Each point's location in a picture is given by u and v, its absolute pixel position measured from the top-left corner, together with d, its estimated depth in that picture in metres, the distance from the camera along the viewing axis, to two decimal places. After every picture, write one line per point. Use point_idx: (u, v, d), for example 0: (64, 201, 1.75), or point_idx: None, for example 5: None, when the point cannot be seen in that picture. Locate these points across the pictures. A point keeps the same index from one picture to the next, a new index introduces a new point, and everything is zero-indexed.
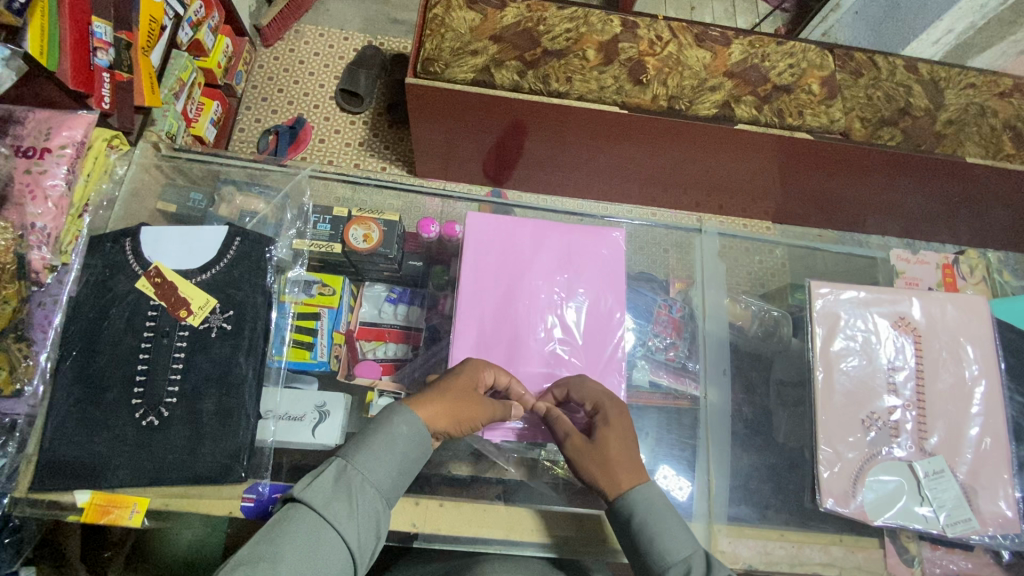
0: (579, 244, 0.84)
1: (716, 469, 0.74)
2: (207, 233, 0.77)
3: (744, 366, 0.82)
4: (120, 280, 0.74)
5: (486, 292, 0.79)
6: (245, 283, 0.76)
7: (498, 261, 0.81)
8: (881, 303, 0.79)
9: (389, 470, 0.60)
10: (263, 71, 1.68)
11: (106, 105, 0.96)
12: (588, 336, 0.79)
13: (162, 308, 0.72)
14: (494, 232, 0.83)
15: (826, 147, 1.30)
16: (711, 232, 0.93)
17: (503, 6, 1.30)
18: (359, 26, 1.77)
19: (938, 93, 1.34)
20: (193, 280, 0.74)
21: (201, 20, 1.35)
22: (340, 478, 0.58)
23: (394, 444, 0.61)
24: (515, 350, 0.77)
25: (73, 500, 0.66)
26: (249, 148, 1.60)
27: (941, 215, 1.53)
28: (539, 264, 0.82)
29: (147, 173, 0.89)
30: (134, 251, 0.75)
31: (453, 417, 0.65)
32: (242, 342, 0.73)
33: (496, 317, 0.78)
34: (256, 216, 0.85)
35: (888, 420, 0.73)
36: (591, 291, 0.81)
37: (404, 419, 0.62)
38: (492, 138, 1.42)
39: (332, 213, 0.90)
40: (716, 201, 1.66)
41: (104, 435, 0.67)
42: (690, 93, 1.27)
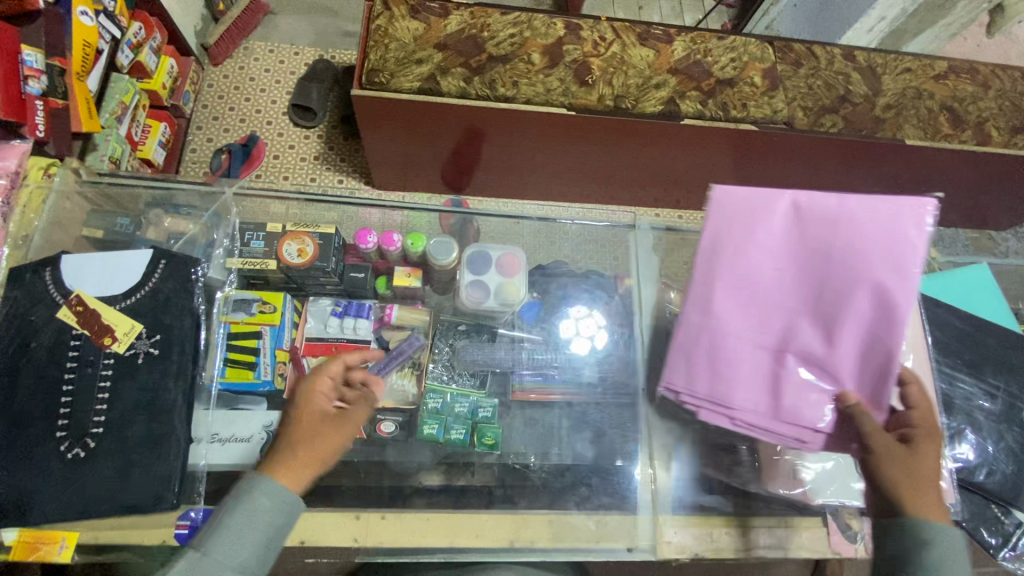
0: (853, 220, 0.63)
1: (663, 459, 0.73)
2: (130, 257, 0.76)
3: None
4: (40, 309, 0.72)
5: (724, 260, 0.66)
6: (172, 306, 0.75)
7: (745, 233, 0.66)
8: None
9: (252, 548, 0.57)
10: (213, 89, 1.66)
11: (41, 133, 0.98)
12: (835, 332, 0.62)
13: (85, 336, 0.71)
14: (736, 200, 0.67)
15: (772, 137, 1.33)
16: (644, 226, 0.89)
17: (446, 14, 1.30)
18: (310, 41, 1.77)
19: (875, 79, 1.38)
20: (117, 306, 0.73)
21: (141, 42, 1.33)
22: (192, 568, 0.55)
23: (254, 519, 0.58)
24: (757, 332, 0.64)
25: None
26: (201, 169, 1.57)
27: (888, 196, 1.58)
28: (803, 242, 0.65)
29: (69, 201, 0.86)
30: (55, 281, 0.73)
31: (311, 457, 0.62)
32: (172, 366, 0.72)
33: (740, 297, 0.65)
34: (183, 238, 0.83)
35: None
36: (855, 277, 0.62)
37: (261, 489, 0.59)
38: (446, 146, 1.42)
39: (267, 229, 0.88)
40: (673, 196, 1.69)
41: (30, 470, 0.65)
42: (635, 91, 1.29)
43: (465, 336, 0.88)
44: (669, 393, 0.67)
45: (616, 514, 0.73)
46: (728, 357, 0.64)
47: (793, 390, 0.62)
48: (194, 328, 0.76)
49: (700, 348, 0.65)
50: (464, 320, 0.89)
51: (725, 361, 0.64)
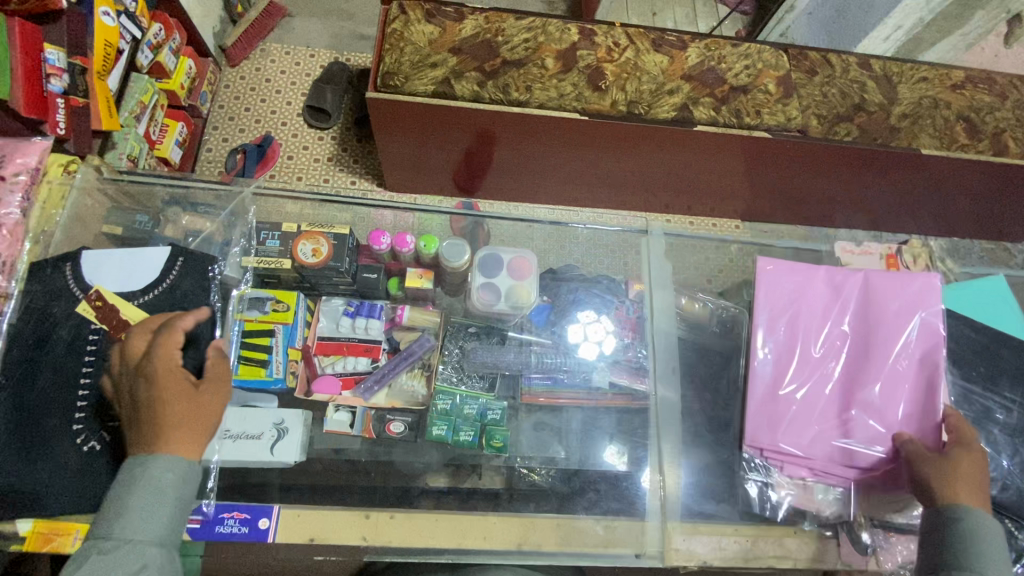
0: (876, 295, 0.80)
1: (669, 463, 0.74)
2: (149, 254, 0.77)
3: (692, 362, 0.82)
4: (61, 304, 0.73)
5: (779, 326, 0.79)
6: (189, 303, 0.76)
7: (792, 304, 0.80)
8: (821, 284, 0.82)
9: (163, 518, 0.57)
10: (230, 90, 1.68)
11: (61, 130, 1.00)
12: (879, 385, 0.76)
13: (103, 331, 0.72)
14: (786, 275, 0.82)
15: (785, 145, 1.32)
16: (657, 233, 0.90)
17: (461, 18, 1.31)
18: (326, 43, 1.79)
19: (891, 88, 1.37)
20: (136, 301, 0.74)
21: (162, 43, 1.35)
22: (109, 556, 0.53)
23: (160, 493, 0.57)
24: (814, 388, 0.76)
25: (15, 529, 0.65)
26: (217, 168, 1.59)
27: (903, 206, 1.57)
28: (836, 312, 0.80)
29: (90, 198, 0.88)
30: (75, 276, 0.75)
31: (198, 425, 0.61)
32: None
33: (794, 359, 0.77)
34: (200, 235, 0.85)
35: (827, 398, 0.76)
36: (886, 338, 0.78)
37: (161, 462, 0.58)
38: (459, 149, 1.43)
39: (282, 228, 0.89)
40: (684, 203, 1.69)
41: (46, 462, 0.66)
42: (648, 97, 1.29)
43: (475, 338, 0.87)
44: (754, 451, 0.73)
45: (624, 519, 0.73)
46: (799, 414, 0.74)
47: (859, 436, 0.73)
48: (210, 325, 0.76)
49: (777, 401, 0.74)
50: (473, 321, 0.88)
51: (798, 415, 0.74)
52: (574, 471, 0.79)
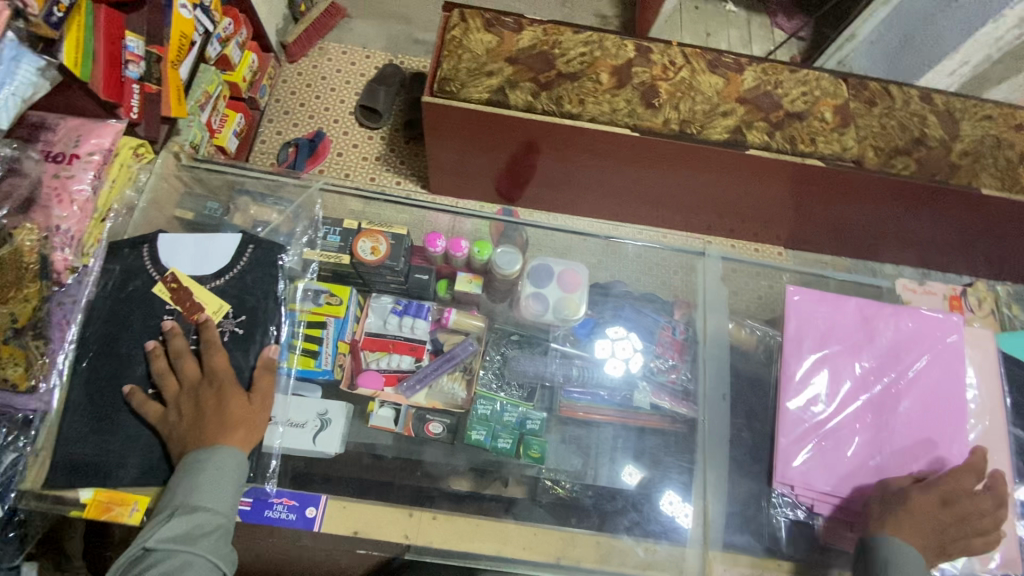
0: (906, 329, 0.79)
1: (713, 493, 0.73)
2: (222, 240, 0.81)
3: (744, 391, 0.79)
4: (138, 283, 0.78)
5: (810, 360, 0.77)
6: (258, 289, 0.80)
7: (823, 336, 0.79)
8: (856, 316, 0.80)
9: (226, 493, 0.66)
10: (286, 86, 1.73)
11: (134, 115, 1.05)
12: (917, 426, 0.74)
13: (177, 312, 0.77)
14: (814, 306, 0.80)
15: (838, 175, 1.30)
16: (714, 255, 0.92)
17: (520, 29, 1.33)
18: (381, 45, 1.83)
19: (953, 124, 1.34)
20: (207, 285, 0.79)
21: (230, 36, 1.40)
22: (185, 518, 0.63)
23: (223, 470, 0.67)
24: (847, 427, 0.74)
25: (77, 495, 0.69)
26: (269, 159, 1.64)
27: (955, 245, 1.53)
28: (869, 346, 0.78)
29: (166, 181, 1.09)
30: (151, 258, 0.79)
31: (248, 424, 0.70)
32: (253, 344, 0.77)
33: (825, 394, 0.75)
34: (269, 225, 0.89)
35: (864, 436, 0.74)
36: (919, 375, 0.76)
37: (223, 450, 0.67)
38: (504, 156, 1.44)
39: (343, 225, 0.91)
40: (727, 225, 1.66)
41: (117, 432, 0.71)
42: (702, 117, 1.28)
43: (517, 346, 0.87)
44: (785, 488, 0.72)
45: (665, 543, 0.72)
46: (833, 454, 0.73)
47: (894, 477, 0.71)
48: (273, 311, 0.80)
49: (805, 439, 0.73)
50: (517, 329, 0.89)
51: (830, 454, 0.73)
52: (590, 484, 0.78)
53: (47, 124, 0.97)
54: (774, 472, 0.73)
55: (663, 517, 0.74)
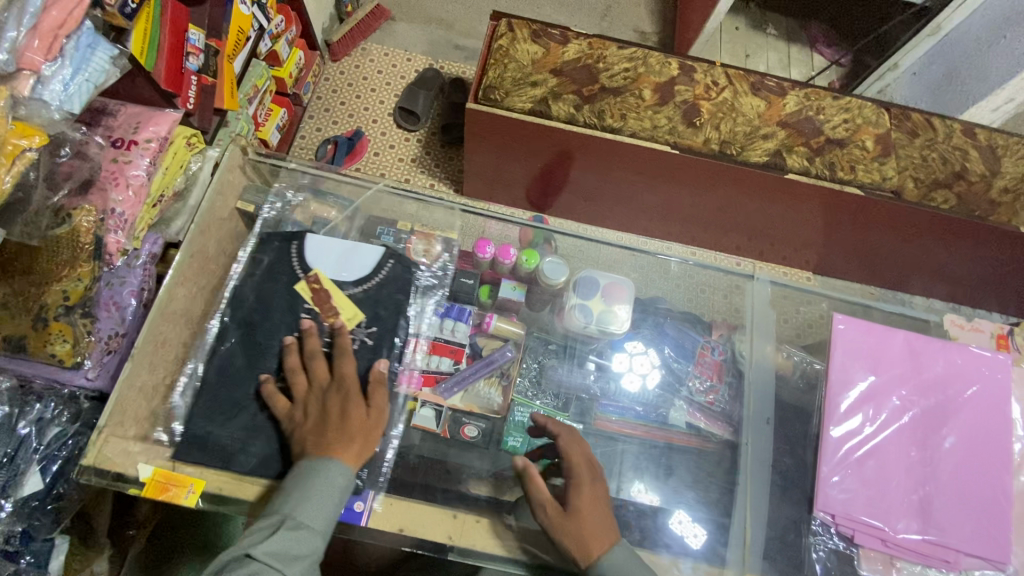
0: (954, 365, 0.79)
1: (752, 520, 0.72)
2: (369, 251, 0.84)
3: (788, 417, 0.79)
4: (281, 278, 0.81)
5: (856, 390, 0.77)
6: (390, 302, 0.82)
7: (869, 367, 0.79)
8: (902, 349, 0.80)
9: (329, 516, 0.65)
10: (329, 84, 1.76)
11: (191, 105, 1.07)
12: (962, 465, 0.73)
13: (315, 312, 0.79)
14: (860, 335, 0.80)
15: (877, 204, 1.30)
16: (763, 280, 0.91)
17: (566, 42, 1.34)
18: (423, 49, 1.85)
19: (995, 160, 1.33)
20: (347, 291, 0.81)
21: (281, 33, 1.43)
22: (287, 534, 0.63)
23: (333, 490, 0.66)
24: (890, 459, 0.74)
25: (137, 473, 0.68)
26: (308, 155, 1.67)
27: (987, 283, 1.52)
28: (915, 380, 0.78)
29: (231, 173, 0.90)
30: (298, 255, 0.83)
31: (362, 438, 0.70)
32: (382, 355, 0.78)
33: (869, 425, 0.75)
34: (328, 224, 0.92)
35: (907, 469, 0.73)
36: (963, 411, 0.76)
37: (335, 467, 0.67)
38: (539, 163, 1.44)
39: (398, 226, 0.93)
40: (756, 247, 1.66)
41: (243, 419, 0.73)
42: (742, 139, 1.29)
43: (554, 355, 0.89)
44: (825, 516, 0.72)
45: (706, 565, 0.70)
46: (875, 486, 0.72)
47: (936, 513, 0.71)
48: (404, 327, 0.82)
49: (846, 468, 0.73)
50: (555, 338, 0.90)
51: (872, 484, 0.72)
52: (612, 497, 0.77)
53: (107, 109, 0.99)
54: (814, 499, 0.72)
55: (673, 534, 0.73)
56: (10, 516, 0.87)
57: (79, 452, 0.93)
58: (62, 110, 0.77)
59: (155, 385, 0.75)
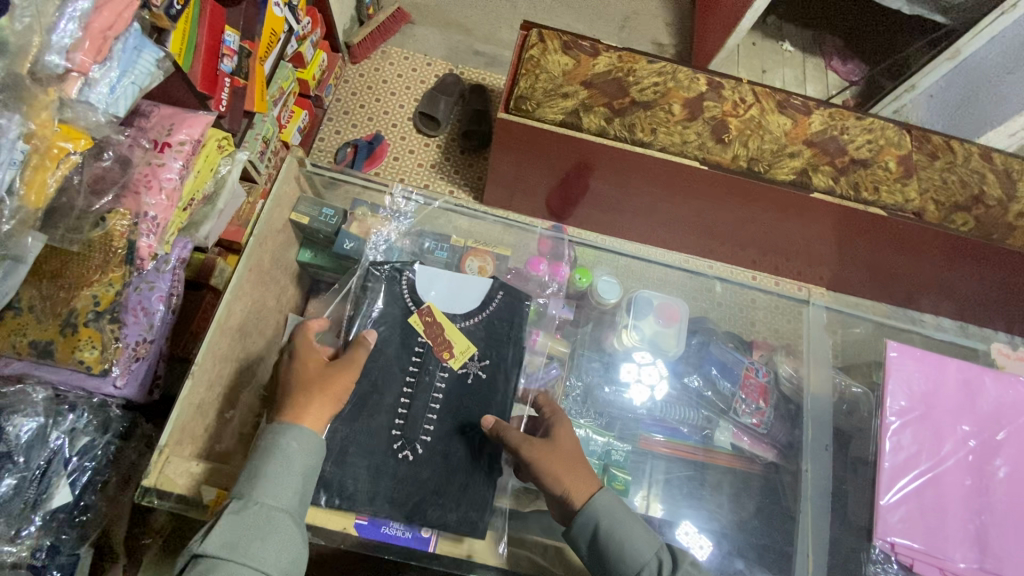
0: (1006, 396, 0.80)
1: (815, 549, 0.73)
2: (476, 281, 0.86)
3: (836, 444, 0.81)
4: (394, 308, 0.83)
5: (911, 418, 0.78)
6: (502, 335, 0.83)
7: (925, 397, 0.79)
8: (951, 377, 0.80)
9: (290, 491, 0.63)
10: (349, 86, 1.74)
11: (223, 107, 1.05)
12: (1014, 495, 0.75)
13: (429, 346, 0.80)
14: (916, 364, 0.81)
15: (900, 226, 1.32)
16: (818, 305, 0.94)
17: (596, 54, 1.35)
18: (443, 54, 1.85)
19: (1012, 184, 1.35)
20: (459, 324, 0.82)
21: (307, 35, 1.41)
22: (242, 517, 0.59)
23: (289, 463, 0.64)
24: (945, 491, 0.74)
25: (200, 496, 0.64)
26: (327, 157, 1.65)
27: (998, 304, 1.55)
28: (968, 410, 0.79)
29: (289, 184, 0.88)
30: (410, 287, 0.85)
31: (328, 395, 0.70)
32: (494, 394, 0.79)
33: (924, 455, 0.76)
34: (387, 239, 0.92)
35: (961, 499, 0.74)
36: (1013, 442, 0.77)
37: (293, 433, 0.65)
38: (562, 174, 1.44)
39: (450, 241, 0.94)
40: (771, 261, 1.66)
41: (365, 459, 0.73)
42: (769, 156, 1.30)
43: (599, 374, 0.90)
44: (884, 544, 0.72)
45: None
46: (932, 516, 0.73)
47: (991, 544, 0.72)
48: (517, 358, 0.83)
49: (904, 498, 0.74)
50: (608, 356, 0.91)
51: (928, 514, 0.73)
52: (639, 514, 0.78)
53: (141, 109, 0.97)
54: (874, 527, 0.73)
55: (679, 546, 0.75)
56: (40, 531, 0.86)
57: (105, 462, 0.94)
58: (107, 113, 0.76)
59: (210, 401, 0.74)
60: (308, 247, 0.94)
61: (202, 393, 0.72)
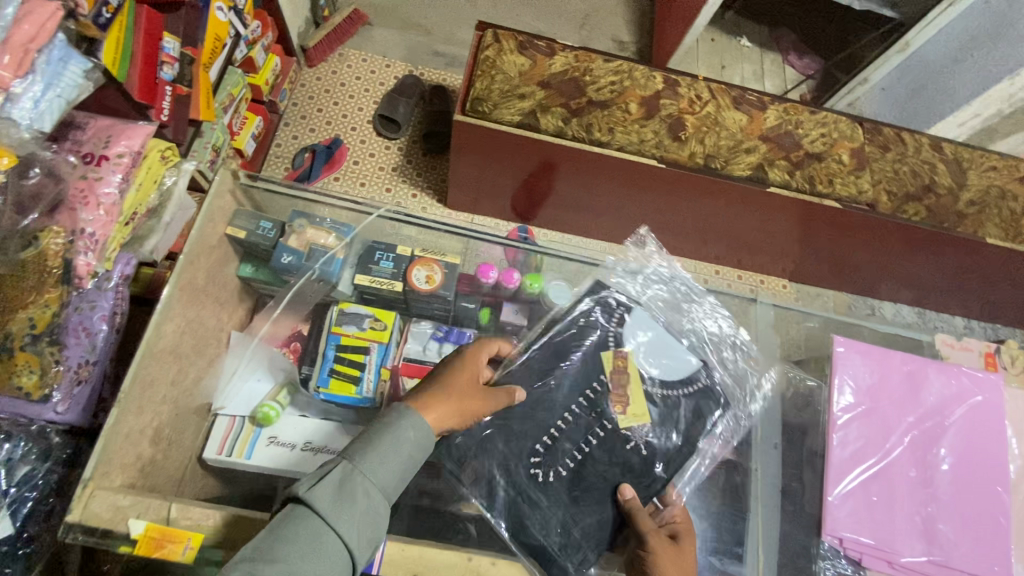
0: (949, 388, 0.82)
1: (765, 547, 0.75)
2: (684, 348, 0.83)
3: (788, 439, 0.83)
4: (593, 336, 0.83)
5: (858, 414, 0.80)
6: (691, 411, 0.79)
7: (871, 393, 0.82)
8: (892, 371, 0.84)
9: (394, 470, 0.62)
10: (305, 90, 1.71)
11: (165, 117, 1.02)
12: (956, 482, 0.77)
13: (607, 392, 0.79)
14: (860, 360, 0.84)
15: (854, 217, 1.34)
16: (765, 303, 0.95)
17: (552, 54, 1.34)
18: (401, 55, 1.82)
19: (961, 173, 1.39)
20: (650, 386, 0.80)
21: (257, 39, 1.38)
22: (346, 481, 0.58)
23: (399, 447, 0.63)
24: (891, 486, 0.77)
25: (128, 529, 0.60)
26: (284, 164, 1.62)
27: (952, 290, 1.60)
28: (912, 403, 0.81)
29: (222, 198, 0.84)
30: (617, 333, 0.83)
31: (462, 406, 0.70)
32: (650, 470, 0.76)
33: (870, 450, 0.78)
34: (326, 253, 0.90)
35: (908, 490, 0.77)
36: (956, 431, 0.80)
37: (412, 429, 0.64)
38: (524, 175, 1.43)
39: (396, 251, 0.94)
40: (734, 255, 1.68)
41: (503, 465, 0.74)
42: (726, 152, 1.31)
43: None
44: (833, 540, 0.74)
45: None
46: (877, 509, 0.75)
47: (936, 534, 0.74)
48: (695, 431, 0.78)
49: (853, 494, 0.76)
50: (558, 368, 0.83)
51: (875, 506, 0.76)
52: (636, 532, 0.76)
53: (75, 122, 0.93)
54: (823, 523, 0.75)
55: None
56: None
57: (49, 491, 0.90)
58: (33, 128, 0.75)
59: (141, 428, 0.70)
60: (249, 262, 0.91)
61: (131, 421, 0.68)
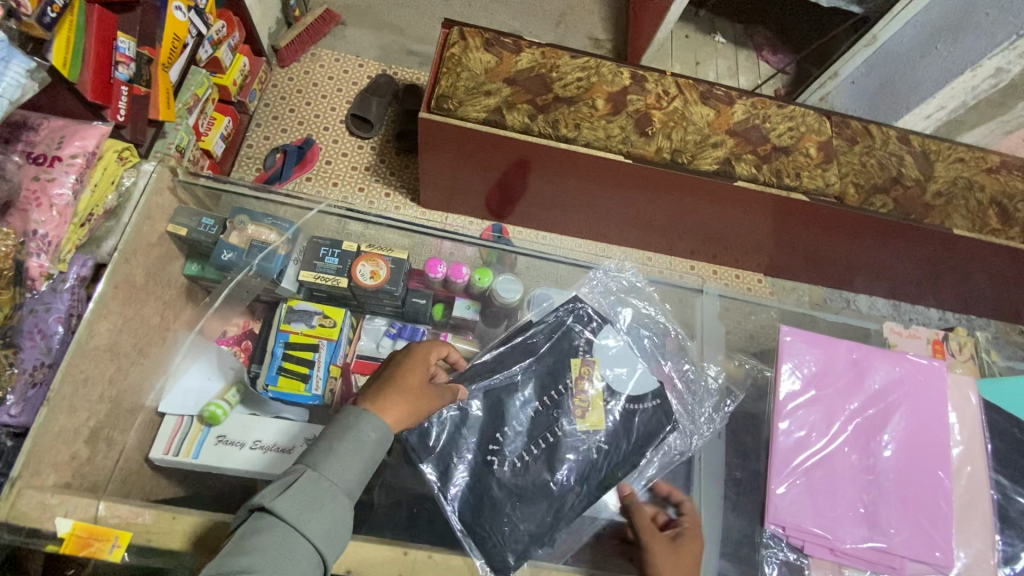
0: (894, 376, 0.84)
1: (709, 534, 0.75)
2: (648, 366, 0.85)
3: (740, 429, 0.84)
4: (563, 343, 0.85)
5: (802, 400, 0.82)
6: (648, 421, 0.80)
7: (816, 380, 0.83)
8: (838, 360, 0.85)
9: (356, 470, 0.60)
10: (277, 90, 1.71)
11: (122, 117, 1.01)
12: (900, 469, 0.78)
13: (570, 394, 0.81)
14: (804, 348, 0.85)
15: (821, 210, 1.35)
16: (712, 293, 0.96)
17: (519, 51, 1.34)
18: (374, 55, 1.82)
19: (928, 165, 1.40)
20: (610, 393, 0.82)
21: (222, 39, 1.37)
22: (311, 486, 0.56)
23: (360, 447, 0.61)
24: (834, 472, 0.78)
25: (54, 528, 0.61)
26: (255, 165, 1.61)
27: (924, 281, 1.61)
28: (856, 390, 0.83)
29: (160, 196, 0.84)
30: (586, 342, 0.86)
31: (413, 405, 0.68)
32: (593, 474, 0.77)
33: (815, 437, 0.80)
34: (266, 248, 0.90)
35: (855, 477, 0.78)
36: (902, 418, 0.81)
37: (375, 429, 0.62)
38: (497, 174, 1.43)
39: (343, 246, 0.94)
40: (709, 251, 1.69)
41: (466, 449, 0.77)
42: (692, 147, 1.32)
43: None
44: (776, 528, 0.75)
45: None
46: (820, 494, 0.76)
47: (878, 519, 0.75)
48: (649, 442, 0.79)
49: (797, 480, 0.77)
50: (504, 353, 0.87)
51: (819, 492, 0.77)
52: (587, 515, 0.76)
53: (28, 123, 0.92)
54: (766, 512, 0.76)
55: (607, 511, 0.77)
56: None
57: None
58: None
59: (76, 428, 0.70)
60: (196, 260, 0.91)
61: (64, 421, 0.68)
